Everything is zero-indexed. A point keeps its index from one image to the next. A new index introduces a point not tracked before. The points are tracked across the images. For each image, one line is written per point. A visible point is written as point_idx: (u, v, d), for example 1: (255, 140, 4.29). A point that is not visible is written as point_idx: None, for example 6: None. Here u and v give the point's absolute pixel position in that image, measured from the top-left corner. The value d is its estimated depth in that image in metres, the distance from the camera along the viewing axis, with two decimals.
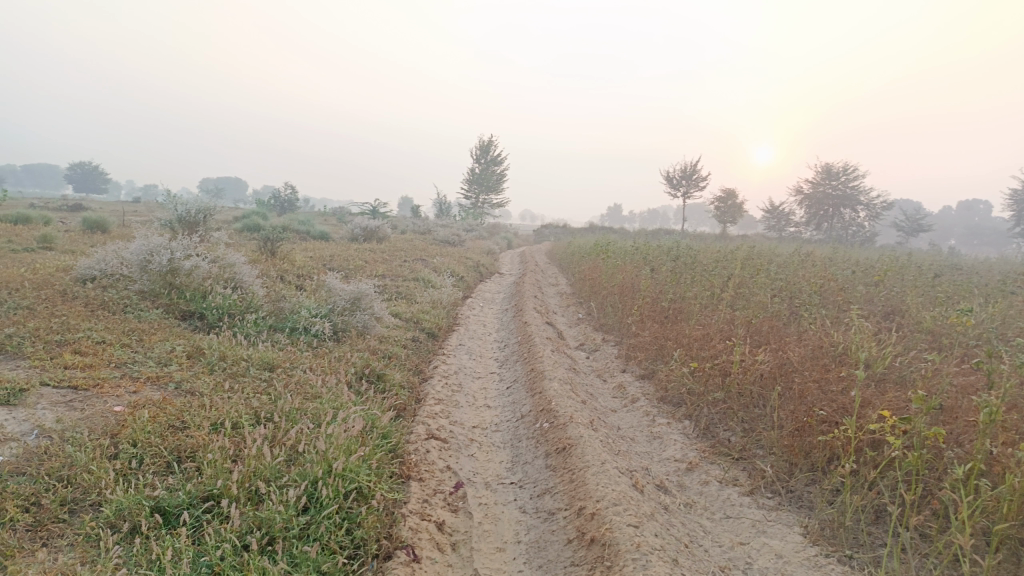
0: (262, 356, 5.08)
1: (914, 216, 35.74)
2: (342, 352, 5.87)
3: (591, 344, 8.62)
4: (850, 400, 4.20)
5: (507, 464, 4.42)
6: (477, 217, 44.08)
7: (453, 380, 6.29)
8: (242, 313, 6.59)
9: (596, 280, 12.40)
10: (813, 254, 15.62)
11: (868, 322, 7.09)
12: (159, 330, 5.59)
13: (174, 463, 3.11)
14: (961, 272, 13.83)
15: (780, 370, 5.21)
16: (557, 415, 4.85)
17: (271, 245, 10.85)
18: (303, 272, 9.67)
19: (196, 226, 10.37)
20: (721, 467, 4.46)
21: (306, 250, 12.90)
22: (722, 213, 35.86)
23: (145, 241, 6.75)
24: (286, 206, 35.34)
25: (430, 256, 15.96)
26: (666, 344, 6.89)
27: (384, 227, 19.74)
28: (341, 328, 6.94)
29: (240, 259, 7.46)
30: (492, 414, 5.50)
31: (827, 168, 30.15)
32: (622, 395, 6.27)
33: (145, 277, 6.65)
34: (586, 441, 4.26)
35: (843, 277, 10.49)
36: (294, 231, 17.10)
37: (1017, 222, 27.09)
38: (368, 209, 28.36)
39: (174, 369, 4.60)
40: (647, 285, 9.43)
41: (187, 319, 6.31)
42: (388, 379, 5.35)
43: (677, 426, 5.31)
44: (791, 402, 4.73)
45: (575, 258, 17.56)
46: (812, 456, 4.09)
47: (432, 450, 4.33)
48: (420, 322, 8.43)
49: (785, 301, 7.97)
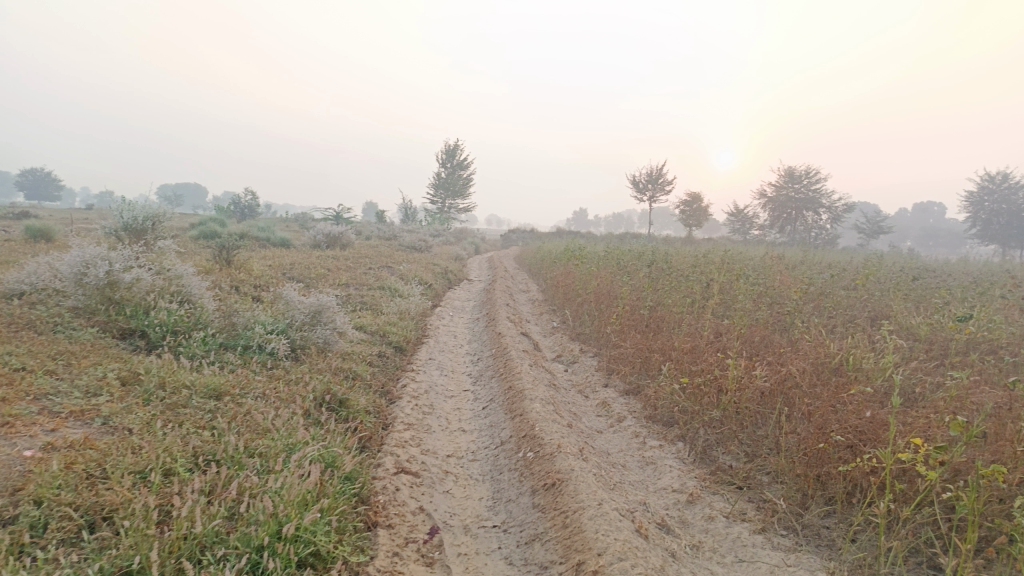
0: (206, 382, 4.49)
1: (874, 217, 36.16)
2: (300, 374, 5.30)
3: (568, 356, 8.16)
4: (869, 423, 3.79)
5: (488, 502, 3.91)
6: (443, 222, 43.49)
7: (423, 400, 5.77)
8: (190, 330, 5.96)
9: (569, 286, 12.00)
10: (784, 257, 15.46)
11: (858, 331, 6.76)
12: (92, 352, 4.96)
13: (87, 529, 2.54)
14: (930, 273, 13.73)
15: (781, 386, 4.80)
16: (542, 443, 4.37)
17: (226, 253, 10.16)
18: (260, 282, 9.05)
19: (143, 233, 9.67)
20: (726, 498, 4.01)
21: (266, 258, 12.25)
22: (687, 217, 35.88)
23: (80, 252, 6.08)
24: (246, 213, 34.48)
25: (397, 262, 15.42)
26: (652, 357, 6.46)
27: (348, 234, 19.10)
28: (300, 345, 6.37)
29: (189, 270, 6.83)
30: (468, 440, 4.99)
31: (789, 172, 30.32)
32: (607, 414, 5.80)
33: (79, 292, 5.98)
34: (579, 475, 3.79)
35: (822, 282, 10.21)
36: (253, 239, 16.41)
37: (972, 225, 27.45)
38: (331, 215, 27.65)
39: (102, 400, 3.99)
40: (625, 292, 9.02)
41: (127, 338, 5.67)
42: (352, 405, 4.80)
43: (670, 450, 4.85)
44: (798, 425, 4.32)
45: (545, 263, 17.17)
46: (830, 488, 3.67)
47: (403, 488, 3.82)
48: (386, 335, 7.88)
49: (770, 309, 7.61)
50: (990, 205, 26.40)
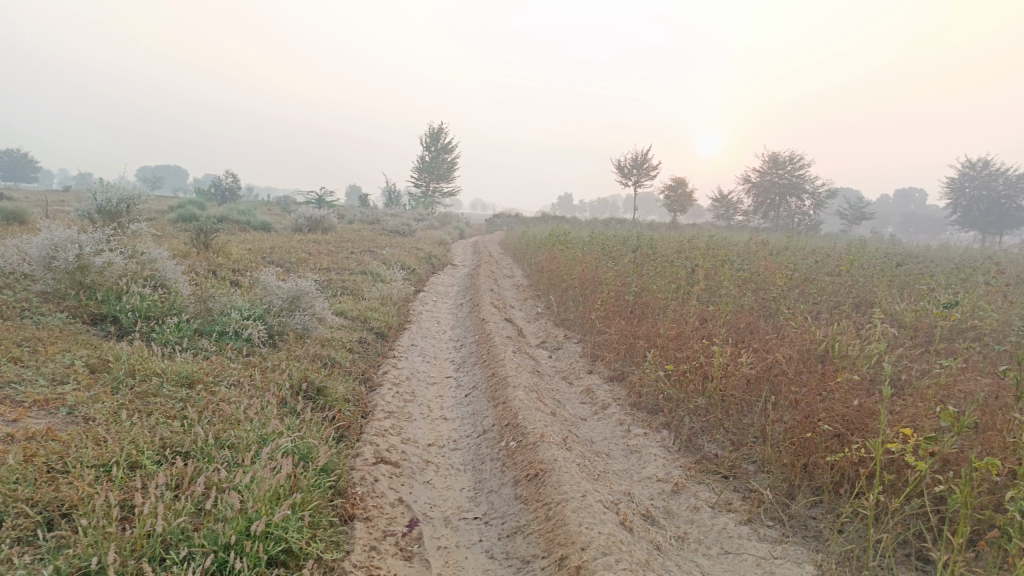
0: (178, 370, 4.35)
1: (857, 203, 36.30)
2: (277, 361, 5.16)
3: (552, 342, 8.07)
4: (858, 412, 3.72)
5: (470, 492, 3.82)
6: (427, 207, 43.19)
7: (404, 387, 5.66)
8: (164, 315, 5.80)
9: (553, 272, 11.90)
10: (769, 243, 15.44)
11: (843, 318, 6.72)
12: (60, 339, 4.79)
13: (44, 526, 2.40)
14: (913, 259, 13.76)
15: (767, 374, 4.74)
16: (525, 432, 4.28)
17: (204, 236, 9.95)
18: (239, 267, 8.87)
19: (117, 216, 9.43)
20: (711, 488, 3.94)
21: (245, 241, 12.04)
22: (672, 203, 35.86)
23: (49, 234, 5.87)
24: (227, 196, 34.04)
25: (380, 247, 15.24)
26: (637, 344, 6.38)
27: (330, 217, 18.85)
28: (278, 332, 6.22)
29: (163, 254, 6.64)
30: (450, 429, 4.88)
31: (773, 157, 30.32)
32: (591, 401, 5.72)
33: (48, 276, 5.79)
34: (562, 466, 3.69)
35: (806, 268, 10.18)
36: (233, 222, 16.14)
37: (953, 211, 27.62)
38: (313, 198, 27.33)
39: (69, 389, 3.83)
40: (610, 277, 8.94)
41: (98, 324, 5.50)
42: (331, 393, 4.67)
43: (654, 438, 4.78)
44: (785, 413, 4.26)
45: (530, 248, 17.06)
46: (817, 478, 3.61)
47: (381, 479, 3.71)
48: (368, 321, 7.74)
49: (755, 295, 7.55)
50: (971, 191, 26.54)
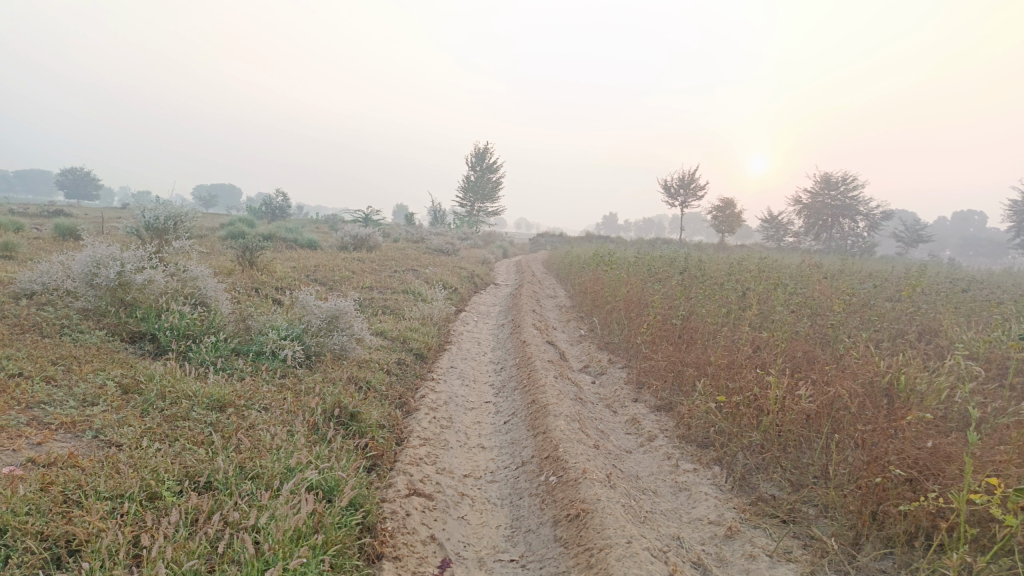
0: (210, 392, 4.23)
1: (913, 225, 35.08)
2: (312, 383, 5.02)
3: (596, 367, 7.80)
4: (934, 456, 3.39)
5: (506, 531, 3.58)
6: (472, 226, 43.34)
7: (441, 413, 5.46)
8: (202, 334, 5.72)
9: (598, 292, 11.64)
10: (822, 266, 14.90)
11: (908, 349, 6.31)
12: (97, 357, 4.74)
13: (52, 564, 2.24)
14: (979, 285, 13.07)
15: (829, 409, 4.42)
16: (566, 466, 4.03)
17: (249, 254, 9.98)
18: (282, 285, 8.85)
19: (165, 233, 9.50)
20: (768, 533, 3.63)
21: (289, 259, 12.10)
22: (719, 223, 35.21)
23: (92, 251, 5.88)
24: (277, 213, 34.69)
25: (424, 265, 15.18)
26: (686, 371, 6.08)
27: (376, 235, 18.93)
28: (315, 353, 6.11)
29: (205, 272, 6.61)
30: (487, 459, 4.67)
31: (825, 178, 29.56)
32: (636, 432, 5.44)
33: (90, 293, 5.78)
34: (606, 506, 3.43)
35: (863, 293, 9.72)
36: (280, 240, 16.29)
37: (1015, 234, 26.40)
38: (360, 217, 27.61)
39: (98, 410, 3.73)
40: (656, 301, 8.65)
41: (136, 342, 5.45)
42: (365, 419, 4.50)
43: (705, 475, 4.49)
44: (850, 453, 3.93)
45: (574, 268, 16.83)
46: (888, 528, 3.28)
47: (413, 513, 3.51)
48: (407, 342, 7.59)
49: (811, 323, 7.18)
50: None
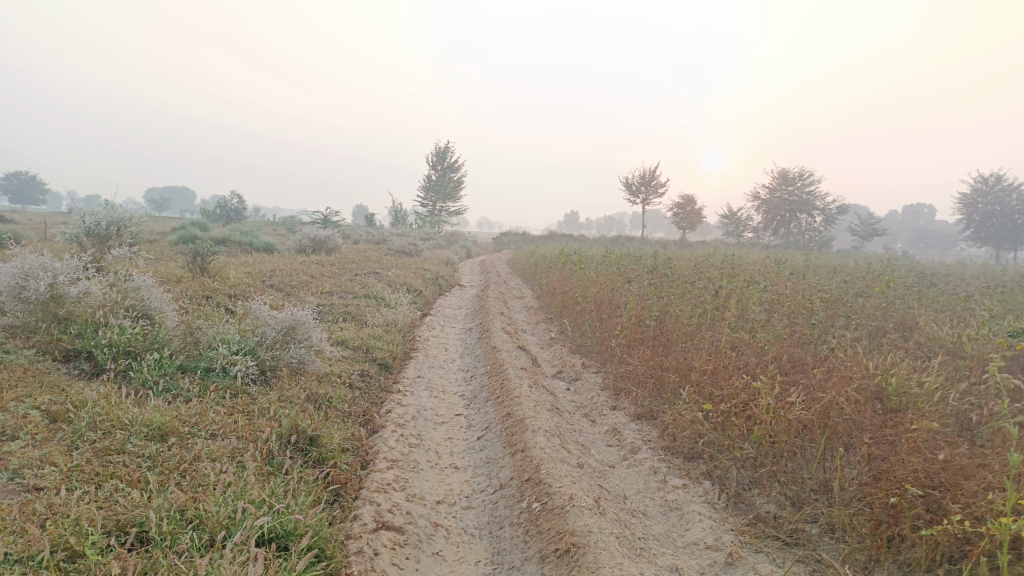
0: (150, 419, 3.76)
1: (868, 219, 35.59)
2: (266, 404, 4.58)
3: (569, 372, 7.49)
4: (950, 471, 3.13)
5: (487, 568, 3.22)
6: (433, 226, 42.78)
7: (409, 429, 5.07)
8: (145, 350, 5.23)
9: (565, 293, 11.35)
10: (787, 261, 14.83)
11: (889, 349, 6.11)
12: (23, 381, 4.23)
13: None
14: (940, 277, 13.09)
15: (824, 418, 4.14)
16: (551, 492, 3.68)
17: (200, 260, 9.41)
18: (235, 293, 8.32)
19: (106, 240, 8.87)
20: (772, 559, 3.33)
21: (245, 264, 11.51)
22: (680, 220, 35.31)
23: (20, 261, 5.33)
24: (232, 216, 33.71)
25: (386, 268, 14.70)
26: (667, 377, 5.78)
27: (335, 237, 18.34)
28: (270, 367, 5.65)
29: (149, 281, 6.08)
30: (461, 481, 4.29)
31: (782, 173, 29.83)
32: (618, 444, 5.13)
33: (18, 307, 5.24)
34: (599, 540, 3.10)
35: (833, 288, 9.55)
36: (234, 244, 15.62)
37: (965, 226, 26.89)
38: (319, 219, 26.92)
39: (17, 446, 3.24)
40: (629, 301, 8.36)
41: (70, 360, 4.93)
42: (326, 443, 4.09)
43: (696, 491, 4.18)
44: (853, 468, 3.66)
45: (541, 267, 16.52)
46: (905, 552, 3.02)
47: (383, 552, 3.12)
48: (371, 351, 7.16)
49: (788, 322, 6.95)
50: (984, 207, 25.74)
